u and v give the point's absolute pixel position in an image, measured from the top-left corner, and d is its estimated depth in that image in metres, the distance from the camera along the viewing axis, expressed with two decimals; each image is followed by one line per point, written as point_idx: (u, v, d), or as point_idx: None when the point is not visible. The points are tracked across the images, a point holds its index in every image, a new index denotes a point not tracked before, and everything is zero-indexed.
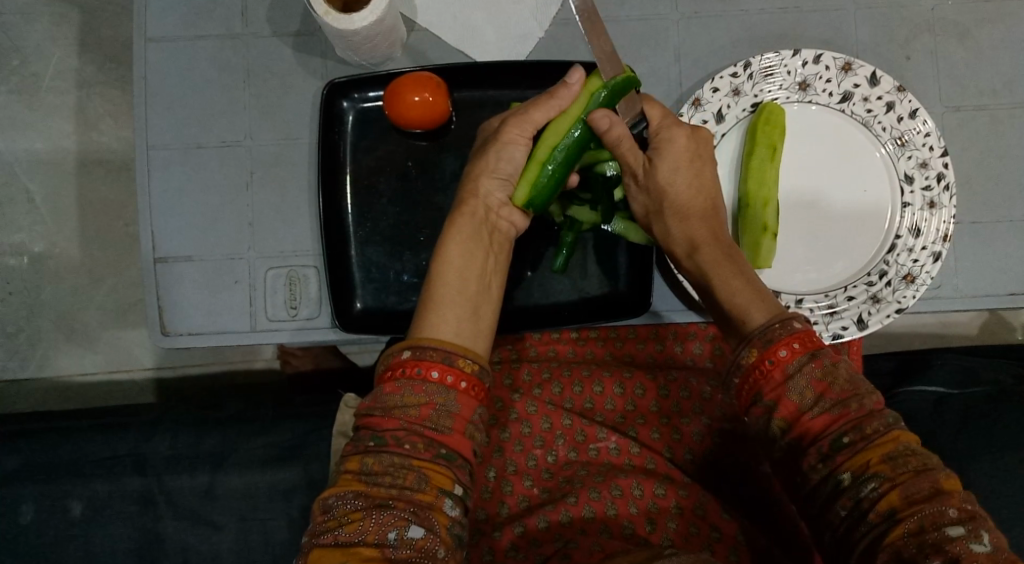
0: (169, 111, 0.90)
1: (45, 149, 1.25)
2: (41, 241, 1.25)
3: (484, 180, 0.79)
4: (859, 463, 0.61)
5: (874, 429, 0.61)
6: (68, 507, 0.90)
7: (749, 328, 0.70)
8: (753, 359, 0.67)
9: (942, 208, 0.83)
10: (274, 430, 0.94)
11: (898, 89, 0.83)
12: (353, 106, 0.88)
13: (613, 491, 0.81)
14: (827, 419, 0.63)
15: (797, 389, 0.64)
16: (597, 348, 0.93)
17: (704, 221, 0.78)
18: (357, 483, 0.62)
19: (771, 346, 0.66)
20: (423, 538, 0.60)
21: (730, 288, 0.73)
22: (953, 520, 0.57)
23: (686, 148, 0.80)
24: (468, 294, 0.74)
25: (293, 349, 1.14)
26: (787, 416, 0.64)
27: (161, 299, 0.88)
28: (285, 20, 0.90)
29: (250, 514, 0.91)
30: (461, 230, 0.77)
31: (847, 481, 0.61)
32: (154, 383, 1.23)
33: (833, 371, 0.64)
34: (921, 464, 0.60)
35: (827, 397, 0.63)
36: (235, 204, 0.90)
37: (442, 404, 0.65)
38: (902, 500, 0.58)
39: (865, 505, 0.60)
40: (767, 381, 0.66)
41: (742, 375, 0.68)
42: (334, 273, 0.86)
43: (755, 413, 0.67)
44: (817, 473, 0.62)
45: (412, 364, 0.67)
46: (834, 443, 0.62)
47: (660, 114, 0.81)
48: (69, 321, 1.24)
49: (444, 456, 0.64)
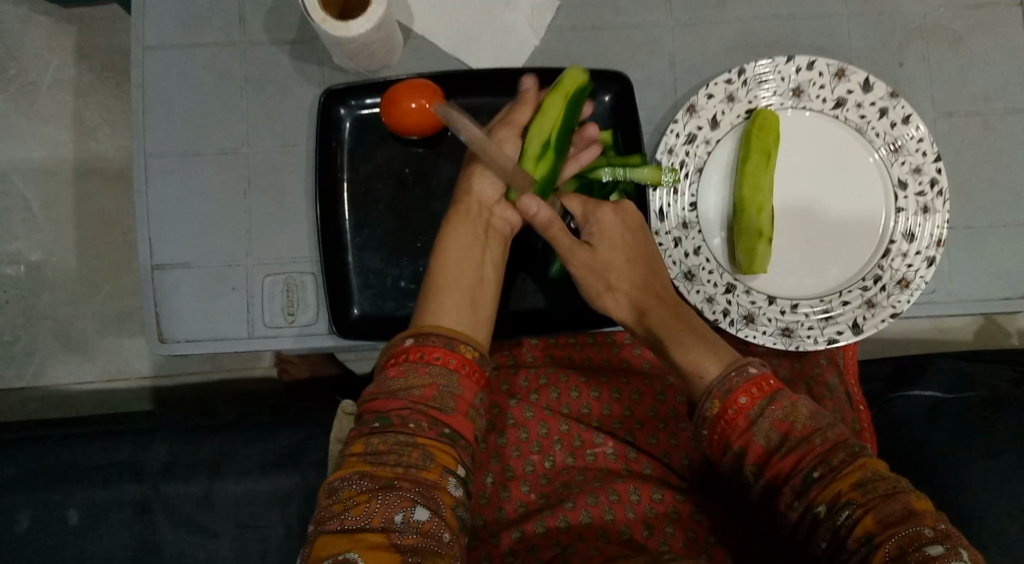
0: (166, 119, 0.90)
1: (43, 157, 1.25)
2: (38, 249, 1.25)
3: (477, 179, 0.82)
4: (832, 494, 0.61)
5: (840, 460, 0.62)
6: (64, 515, 0.90)
7: (706, 382, 0.70)
8: (716, 410, 0.68)
9: (935, 213, 0.84)
10: (272, 437, 0.94)
11: (891, 95, 0.83)
12: (350, 114, 0.88)
13: (610, 496, 0.81)
14: (795, 457, 0.64)
15: (761, 432, 0.65)
16: (594, 353, 0.93)
17: (647, 287, 0.79)
18: (362, 464, 0.62)
19: (731, 395, 0.67)
20: (429, 519, 0.60)
21: (681, 346, 0.73)
22: (930, 539, 0.58)
23: (618, 226, 0.80)
24: (465, 287, 0.77)
25: (289, 356, 1.14)
26: (758, 460, 0.65)
27: (159, 306, 0.88)
28: (282, 28, 0.91)
29: (248, 521, 0.90)
30: (458, 226, 0.80)
31: (823, 513, 0.61)
32: (151, 391, 1.23)
33: (793, 411, 0.65)
34: (891, 487, 0.60)
35: (791, 437, 0.65)
36: (232, 210, 0.90)
37: (445, 386, 0.66)
38: (877, 524, 0.59)
39: (843, 533, 0.60)
40: (733, 430, 0.67)
41: (710, 426, 0.68)
42: (330, 279, 0.86)
43: (726, 461, 0.68)
44: (794, 511, 0.63)
45: (415, 350, 0.68)
46: (806, 479, 0.63)
47: (581, 200, 0.83)
48: (66, 330, 1.24)
49: (449, 435, 0.65)
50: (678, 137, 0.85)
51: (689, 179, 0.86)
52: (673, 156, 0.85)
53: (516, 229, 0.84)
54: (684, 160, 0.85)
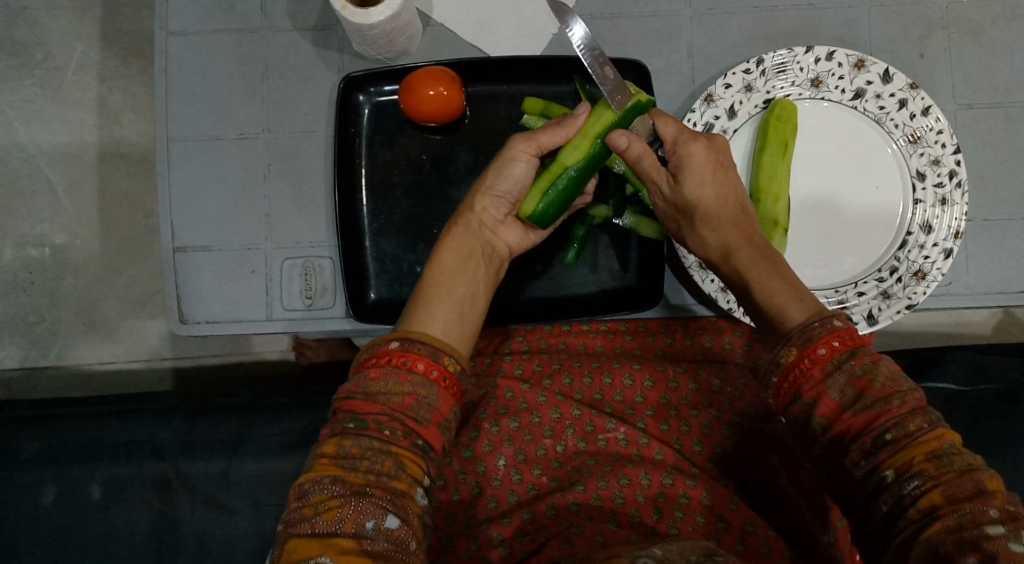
0: (189, 104, 0.92)
1: (68, 141, 1.28)
2: (64, 232, 1.27)
3: (483, 197, 0.81)
4: (903, 461, 0.59)
5: (917, 427, 0.60)
6: (88, 490, 0.93)
7: (784, 328, 0.68)
8: (792, 358, 0.65)
9: (954, 205, 0.83)
10: (289, 418, 0.95)
11: (911, 86, 0.83)
12: (369, 101, 0.90)
13: (621, 480, 0.82)
14: (869, 415, 0.61)
15: (836, 387, 0.63)
16: (607, 341, 0.94)
17: (736, 225, 0.76)
18: (333, 468, 0.62)
19: (811, 345, 0.65)
20: (399, 528, 0.61)
21: (766, 290, 0.71)
22: (994, 520, 0.56)
23: (706, 163, 0.77)
24: (457, 297, 0.74)
25: (307, 340, 1.15)
26: (829, 414, 0.63)
27: (180, 287, 0.90)
28: (303, 14, 0.92)
29: (266, 500, 0.92)
30: (456, 238, 0.79)
31: (890, 478, 0.60)
32: (173, 372, 1.25)
33: (874, 368, 0.63)
34: (966, 464, 0.58)
35: (867, 395, 0.62)
36: (254, 195, 0.91)
37: (425, 396, 0.65)
38: (943, 498, 0.57)
39: (906, 502, 0.59)
40: (807, 379, 0.65)
41: (782, 374, 0.66)
42: (348, 262, 0.87)
43: (794, 411, 0.65)
44: (860, 469, 0.61)
45: (399, 355, 0.67)
46: (877, 439, 0.61)
47: (675, 126, 0.79)
48: (90, 311, 1.27)
49: (421, 447, 0.64)
50: (695, 126, 0.85)
51: None
52: None
53: (515, 250, 0.84)
54: None
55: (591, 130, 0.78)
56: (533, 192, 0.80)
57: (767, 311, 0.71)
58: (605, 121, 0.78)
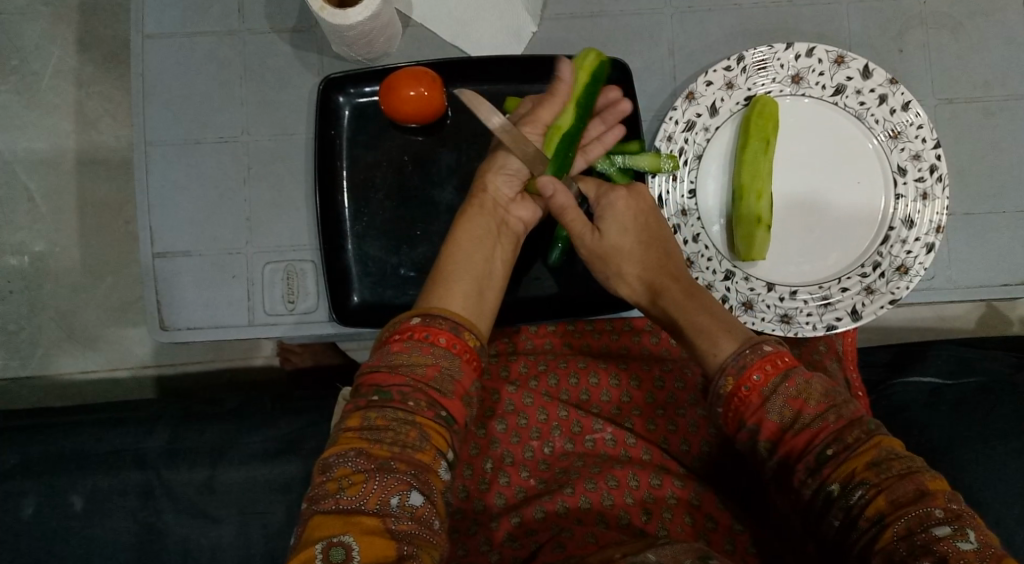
0: (166, 108, 0.91)
1: (45, 148, 1.26)
2: (42, 240, 1.25)
3: (495, 177, 0.82)
4: (845, 473, 0.60)
5: (855, 437, 0.61)
6: (69, 502, 0.91)
7: (716, 360, 0.69)
8: (730, 387, 0.66)
9: (935, 200, 0.83)
10: (273, 424, 0.94)
11: (891, 82, 0.83)
12: (349, 102, 0.89)
13: (609, 482, 0.82)
14: (809, 434, 0.63)
15: (775, 409, 0.64)
16: (592, 340, 0.94)
17: (661, 266, 0.79)
18: (358, 440, 0.62)
19: (746, 372, 0.66)
20: (422, 505, 0.61)
21: (694, 322, 0.73)
22: (940, 520, 0.56)
23: (627, 209, 0.81)
24: (473, 276, 0.77)
25: (292, 345, 1.15)
26: (772, 437, 0.64)
27: (161, 294, 0.89)
28: (282, 15, 0.91)
29: (251, 508, 0.91)
30: (469, 219, 0.80)
31: (836, 492, 0.61)
32: (155, 380, 1.24)
33: (807, 388, 0.64)
34: (906, 467, 0.59)
35: (804, 414, 0.63)
36: (234, 199, 0.90)
37: (447, 368, 0.66)
38: (889, 505, 0.58)
39: (855, 512, 0.60)
40: (745, 407, 0.65)
41: (723, 403, 0.67)
42: (330, 266, 0.86)
43: (741, 438, 0.66)
44: (808, 488, 0.62)
45: (421, 330, 0.68)
46: (819, 456, 0.62)
47: (596, 183, 0.84)
48: (70, 320, 1.25)
49: (445, 418, 0.65)
50: (677, 124, 0.85)
51: (688, 166, 0.86)
52: (672, 144, 0.85)
53: (529, 226, 0.85)
54: (683, 147, 0.85)
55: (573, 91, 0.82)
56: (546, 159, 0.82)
57: (700, 346, 0.71)
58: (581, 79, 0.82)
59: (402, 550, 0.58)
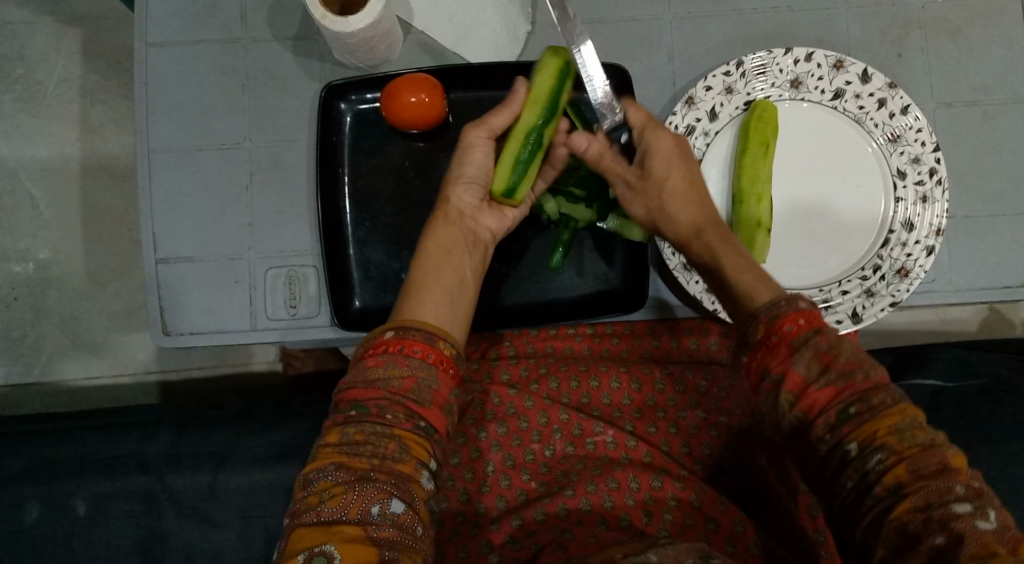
0: (170, 115, 0.91)
1: (50, 156, 1.27)
2: (47, 247, 1.26)
3: (454, 189, 0.81)
4: (867, 434, 0.59)
5: (880, 401, 0.60)
6: (72, 507, 0.91)
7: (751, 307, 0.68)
8: (760, 334, 0.65)
9: (934, 202, 0.84)
10: (276, 429, 0.95)
11: (889, 86, 0.84)
12: (350, 108, 0.89)
13: (610, 483, 0.82)
14: (834, 390, 0.61)
15: (803, 361, 0.63)
16: (594, 344, 0.94)
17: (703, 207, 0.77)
18: (338, 455, 0.62)
19: (778, 322, 0.65)
20: (404, 512, 0.61)
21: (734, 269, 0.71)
22: (961, 496, 0.56)
23: (666, 147, 0.77)
24: (445, 284, 0.74)
25: (295, 351, 1.15)
26: (795, 390, 0.63)
27: (163, 300, 0.90)
28: (285, 23, 0.92)
29: (253, 512, 0.91)
30: (439, 232, 0.79)
31: (854, 452, 0.59)
32: (159, 386, 1.24)
33: (838, 344, 0.63)
34: (929, 439, 0.58)
35: (832, 369, 0.62)
36: (236, 204, 0.91)
37: (424, 378, 0.66)
38: (908, 474, 0.57)
39: (871, 479, 0.59)
40: (774, 355, 0.65)
41: (752, 350, 0.66)
42: (332, 270, 0.87)
43: (764, 389, 0.65)
44: (824, 445, 0.61)
45: (395, 343, 0.67)
46: (841, 414, 0.61)
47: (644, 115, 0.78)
48: (74, 326, 1.26)
49: (424, 428, 0.64)
50: (677, 129, 0.85)
51: None
52: None
53: (497, 236, 0.84)
54: None
55: (536, 93, 0.79)
56: (505, 168, 0.80)
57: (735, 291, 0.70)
58: (550, 79, 0.79)
59: (383, 555, 0.59)
